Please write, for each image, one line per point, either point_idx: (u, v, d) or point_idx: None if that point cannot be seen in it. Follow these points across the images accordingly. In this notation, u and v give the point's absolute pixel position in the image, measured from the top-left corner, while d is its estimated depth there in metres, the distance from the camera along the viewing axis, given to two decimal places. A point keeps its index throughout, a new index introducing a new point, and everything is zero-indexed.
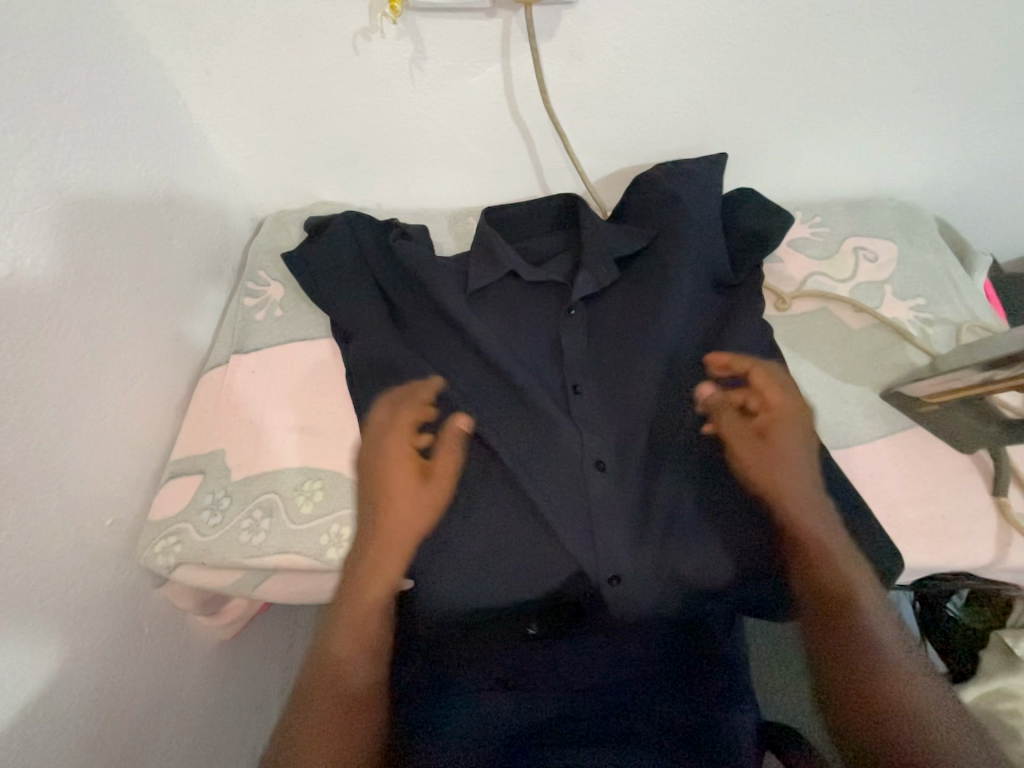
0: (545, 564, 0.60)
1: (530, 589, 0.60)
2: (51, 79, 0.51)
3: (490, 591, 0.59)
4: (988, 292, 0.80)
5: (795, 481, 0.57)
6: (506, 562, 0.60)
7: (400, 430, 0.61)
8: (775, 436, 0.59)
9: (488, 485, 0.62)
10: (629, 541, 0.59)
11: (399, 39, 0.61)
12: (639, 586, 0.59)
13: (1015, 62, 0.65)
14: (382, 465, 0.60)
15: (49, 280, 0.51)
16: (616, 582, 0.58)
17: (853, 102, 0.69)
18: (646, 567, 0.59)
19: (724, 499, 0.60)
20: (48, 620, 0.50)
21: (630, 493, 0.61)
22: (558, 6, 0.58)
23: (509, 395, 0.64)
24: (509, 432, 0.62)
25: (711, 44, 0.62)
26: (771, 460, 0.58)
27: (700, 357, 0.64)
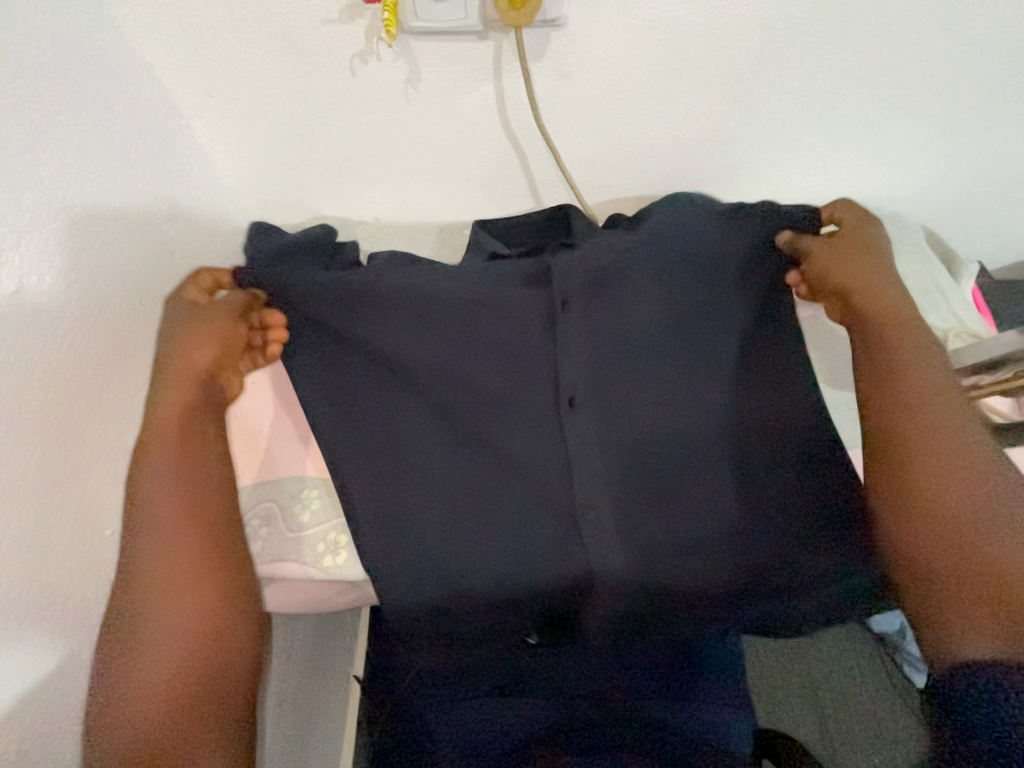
0: (532, 502, 0.60)
1: (515, 544, 0.61)
2: (60, 104, 0.54)
3: (467, 535, 0.60)
4: (975, 299, 0.81)
5: (882, 292, 0.58)
6: (485, 506, 0.61)
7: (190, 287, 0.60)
8: (861, 257, 0.60)
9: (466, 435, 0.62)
10: (607, 472, 0.60)
11: (394, 61, 0.63)
12: (613, 525, 0.59)
13: (991, 75, 0.67)
14: (178, 313, 0.58)
15: (54, 296, 0.52)
16: (590, 514, 0.58)
17: (836, 117, 0.71)
18: (625, 505, 0.60)
19: (689, 440, 0.62)
20: (51, 627, 0.51)
21: (602, 425, 0.61)
22: (546, 29, 0.61)
23: (496, 337, 0.63)
24: (488, 374, 0.63)
25: (696, 62, 0.64)
26: (849, 273, 0.59)
27: (687, 316, 0.64)
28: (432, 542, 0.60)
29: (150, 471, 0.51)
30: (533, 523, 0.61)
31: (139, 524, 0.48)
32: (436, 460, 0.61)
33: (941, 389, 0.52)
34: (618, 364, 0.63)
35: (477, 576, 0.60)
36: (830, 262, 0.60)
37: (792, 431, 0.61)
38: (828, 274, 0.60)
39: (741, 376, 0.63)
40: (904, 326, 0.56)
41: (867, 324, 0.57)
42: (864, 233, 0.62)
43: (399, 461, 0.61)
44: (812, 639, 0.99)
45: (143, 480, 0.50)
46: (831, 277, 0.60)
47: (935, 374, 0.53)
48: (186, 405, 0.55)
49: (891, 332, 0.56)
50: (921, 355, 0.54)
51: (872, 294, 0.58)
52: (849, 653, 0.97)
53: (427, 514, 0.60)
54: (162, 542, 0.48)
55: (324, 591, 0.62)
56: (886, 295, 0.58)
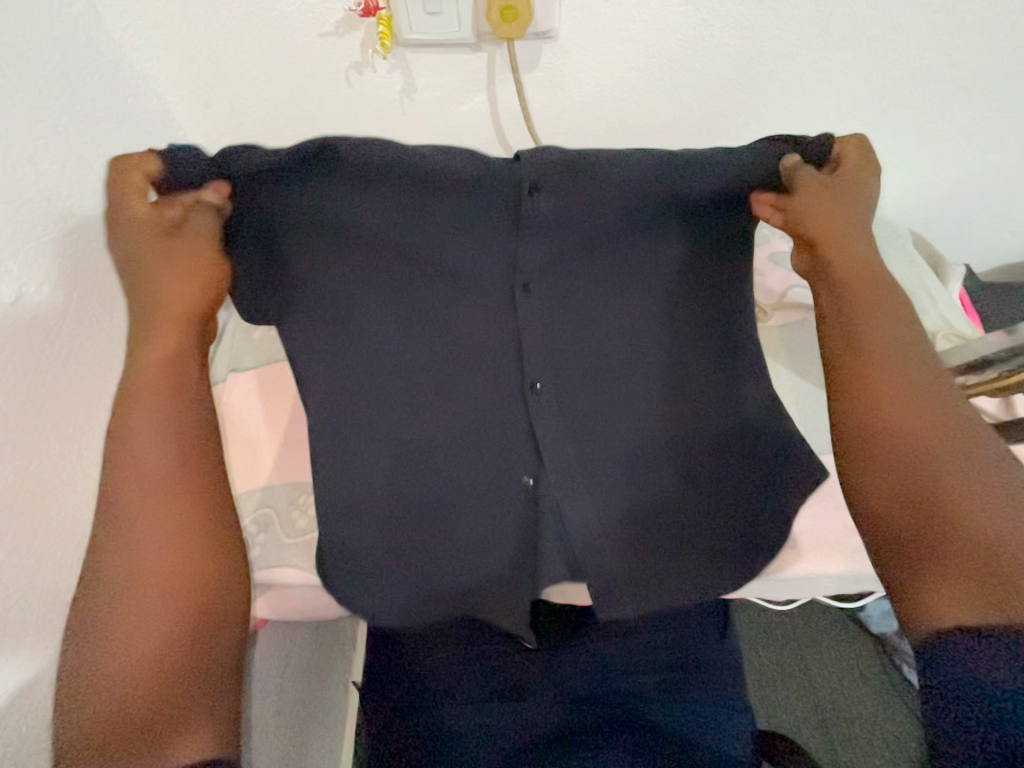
0: (461, 410, 0.48)
1: (466, 452, 0.49)
2: (58, 114, 0.54)
3: (410, 444, 0.49)
4: (963, 302, 0.82)
5: (858, 247, 0.46)
6: (436, 416, 0.49)
7: (132, 184, 0.41)
8: (844, 199, 0.47)
9: (398, 335, 0.47)
10: (554, 371, 0.48)
11: (390, 72, 0.64)
12: (569, 421, 0.49)
13: (973, 83, 0.68)
14: (125, 228, 0.42)
15: (50, 304, 0.53)
16: (538, 391, 0.47)
17: (823, 123, 0.72)
18: (570, 416, 0.49)
19: (678, 305, 0.48)
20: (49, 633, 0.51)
21: (562, 314, 0.47)
22: (539, 41, 0.62)
23: (458, 218, 0.44)
24: (429, 246, 0.44)
25: (684, 72, 0.66)
26: (825, 222, 0.46)
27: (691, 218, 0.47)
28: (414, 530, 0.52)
29: (128, 448, 0.40)
30: (482, 422, 0.49)
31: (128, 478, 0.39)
32: (378, 408, 0.48)
33: (923, 370, 0.42)
34: (606, 224, 0.45)
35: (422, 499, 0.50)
36: (811, 202, 0.46)
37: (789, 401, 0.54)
38: (803, 220, 0.46)
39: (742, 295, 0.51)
40: (880, 289, 0.45)
41: (840, 284, 0.45)
42: (857, 170, 0.48)
43: (351, 415, 0.48)
44: (810, 640, 0.99)
45: (127, 435, 0.40)
46: (807, 223, 0.46)
47: (913, 350, 0.43)
48: (162, 360, 0.42)
49: (871, 296, 0.44)
50: (901, 327, 0.43)
51: (843, 251, 0.46)
52: (846, 653, 0.97)
53: (370, 443, 0.49)
54: (138, 544, 0.38)
55: (322, 596, 0.63)
56: (865, 250, 0.46)
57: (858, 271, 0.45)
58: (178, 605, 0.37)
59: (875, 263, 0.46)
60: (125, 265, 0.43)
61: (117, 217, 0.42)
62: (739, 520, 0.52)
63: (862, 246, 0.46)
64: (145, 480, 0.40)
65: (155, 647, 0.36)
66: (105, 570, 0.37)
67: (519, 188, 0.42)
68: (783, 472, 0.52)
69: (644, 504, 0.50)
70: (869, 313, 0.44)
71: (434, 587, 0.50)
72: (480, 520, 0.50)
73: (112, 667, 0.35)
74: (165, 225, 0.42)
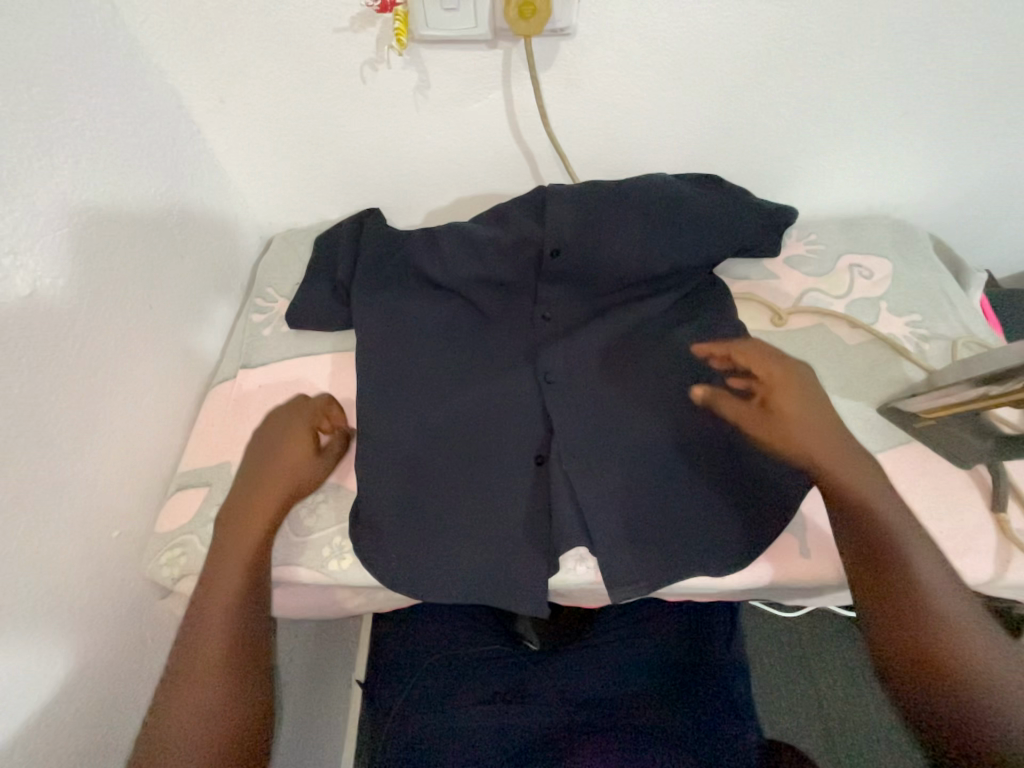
0: (498, 394, 0.64)
1: (488, 419, 0.63)
2: (74, 108, 0.54)
3: (438, 405, 0.64)
4: (982, 308, 0.80)
5: (843, 463, 0.55)
6: (470, 394, 0.64)
7: (297, 412, 0.63)
8: (801, 422, 0.56)
9: (451, 344, 0.67)
10: (567, 359, 0.65)
11: (404, 69, 0.64)
12: (570, 388, 0.64)
13: (1002, 88, 0.66)
14: (270, 451, 0.60)
15: (66, 297, 0.53)
16: (550, 381, 0.64)
17: (843, 125, 0.71)
18: (577, 397, 0.63)
19: (647, 303, 0.67)
20: (53, 628, 0.50)
21: (573, 334, 0.66)
22: (555, 38, 0.61)
23: (490, 257, 0.65)
24: (473, 290, 0.67)
25: (703, 74, 0.65)
26: (794, 441, 0.56)
27: (652, 234, 0.63)
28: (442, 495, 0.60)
29: (212, 601, 0.50)
30: (508, 401, 0.64)
31: (211, 596, 0.50)
32: (433, 392, 0.64)
33: (932, 578, 0.49)
34: (597, 245, 0.63)
35: (450, 439, 0.62)
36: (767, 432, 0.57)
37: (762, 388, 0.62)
38: (777, 440, 0.57)
39: (703, 319, 0.67)
40: (874, 497, 0.53)
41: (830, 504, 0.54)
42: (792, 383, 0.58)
43: (401, 392, 0.64)
44: (815, 646, 0.98)
45: (219, 566, 0.52)
46: (782, 445, 0.56)
47: (919, 552, 0.50)
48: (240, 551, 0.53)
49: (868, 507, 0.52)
50: (902, 530, 0.51)
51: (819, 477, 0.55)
52: (856, 665, 0.96)
53: (411, 410, 0.63)
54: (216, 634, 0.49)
55: (327, 594, 0.62)
56: (856, 466, 0.55)
57: (847, 482, 0.54)
58: (240, 726, 0.46)
59: (864, 472, 0.54)
60: (254, 475, 0.59)
61: (271, 434, 0.62)
62: (726, 486, 0.59)
63: (843, 457, 0.55)
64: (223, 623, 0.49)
65: (220, 741, 0.44)
66: (186, 689, 0.46)
67: (542, 251, 0.65)
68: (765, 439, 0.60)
69: (637, 472, 0.60)
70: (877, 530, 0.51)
71: (442, 521, 0.59)
72: (497, 463, 0.61)
73: (192, 759, 0.43)
74: (314, 443, 0.62)
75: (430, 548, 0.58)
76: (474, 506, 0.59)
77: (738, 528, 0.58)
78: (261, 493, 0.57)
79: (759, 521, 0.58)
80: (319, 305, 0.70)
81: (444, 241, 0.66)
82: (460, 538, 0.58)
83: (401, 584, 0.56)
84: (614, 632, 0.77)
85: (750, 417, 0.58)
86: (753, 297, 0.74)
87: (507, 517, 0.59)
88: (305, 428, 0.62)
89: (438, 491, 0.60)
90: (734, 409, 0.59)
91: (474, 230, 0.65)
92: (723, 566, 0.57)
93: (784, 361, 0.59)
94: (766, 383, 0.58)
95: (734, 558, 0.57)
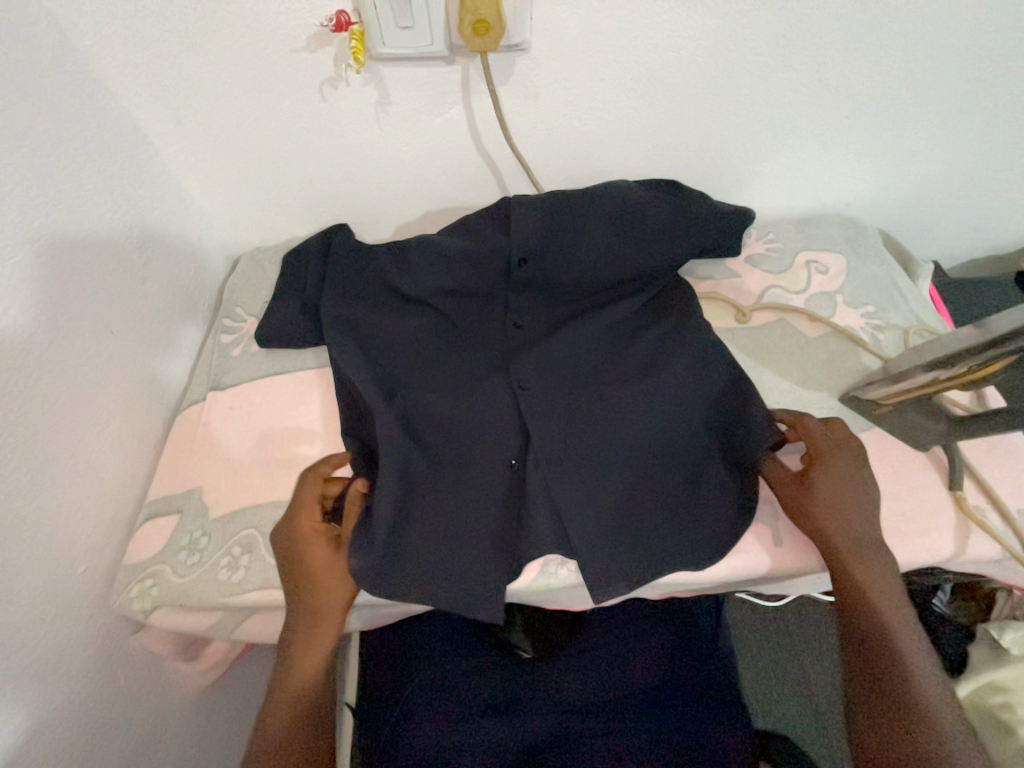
0: (472, 405, 0.65)
1: (465, 429, 0.64)
2: (24, 136, 0.53)
3: (416, 417, 0.64)
4: (932, 298, 0.85)
5: (851, 551, 0.55)
6: (447, 406, 0.65)
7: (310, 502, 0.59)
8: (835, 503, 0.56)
9: (426, 356, 0.67)
10: (540, 364, 0.65)
11: (364, 86, 0.64)
12: (545, 396, 0.64)
13: (936, 91, 0.70)
14: (295, 561, 0.57)
15: (20, 328, 0.51)
16: (523, 387, 0.64)
17: (793, 129, 0.74)
18: (551, 402, 0.64)
19: (615, 306, 0.68)
20: (17, 674, 0.48)
21: (545, 339, 0.67)
22: (511, 53, 0.62)
23: (460, 269, 0.66)
24: (444, 300, 0.67)
25: (655, 84, 0.67)
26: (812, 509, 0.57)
27: (614, 240, 0.64)
28: (421, 509, 0.60)
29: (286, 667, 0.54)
30: (484, 410, 0.65)
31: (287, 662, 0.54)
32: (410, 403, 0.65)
33: (912, 658, 0.50)
34: (563, 252, 0.64)
35: (426, 449, 0.62)
36: (798, 504, 0.58)
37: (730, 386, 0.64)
38: (802, 511, 0.58)
39: (670, 319, 0.69)
40: (871, 581, 0.53)
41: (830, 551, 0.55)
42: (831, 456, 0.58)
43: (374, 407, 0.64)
44: (803, 635, 1.00)
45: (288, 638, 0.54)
46: (804, 518, 0.57)
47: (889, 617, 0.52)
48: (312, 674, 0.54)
49: (869, 595, 0.53)
50: (871, 559, 0.55)
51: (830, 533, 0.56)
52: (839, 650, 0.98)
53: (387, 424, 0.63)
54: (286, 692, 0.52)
55: None
56: (857, 550, 0.55)
57: (845, 563, 0.54)
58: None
59: (869, 556, 0.54)
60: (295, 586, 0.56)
61: (291, 537, 0.57)
62: (699, 482, 0.61)
63: (856, 542, 0.55)
64: (289, 737, 0.50)
65: None
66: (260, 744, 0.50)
67: (509, 263, 0.65)
68: (734, 434, 0.63)
69: (613, 473, 0.61)
70: (870, 617, 0.52)
71: (418, 526, 0.59)
72: (476, 472, 0.61)
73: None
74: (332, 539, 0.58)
75: (405, 549, 0.58)
76: (452, 520, 0.59)
77: (711, 523, 0.59)
78: (312, 608, 0.55)
79: (731, 514, 0.60)
80: (289, 322, 0.70)
81: (413, 254, 0.66)
82: (435, 542, 0.59)
83: (373, 582, 0.57)
84: (608, 634, 0.77)
85: (789, 487, 0.59)
86: (719, 297, 0.76)
87: (486, 522, 0.60)
88: (314, 528, 0.57)
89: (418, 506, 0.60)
90: (777, 477, 0.60)
91: (443, 243, 0.66)
92: (699, 562, 0.58)
93: (832, 442, 0.59)
94: (818, 460, 0.58)
95: (708, 551, 0.58)
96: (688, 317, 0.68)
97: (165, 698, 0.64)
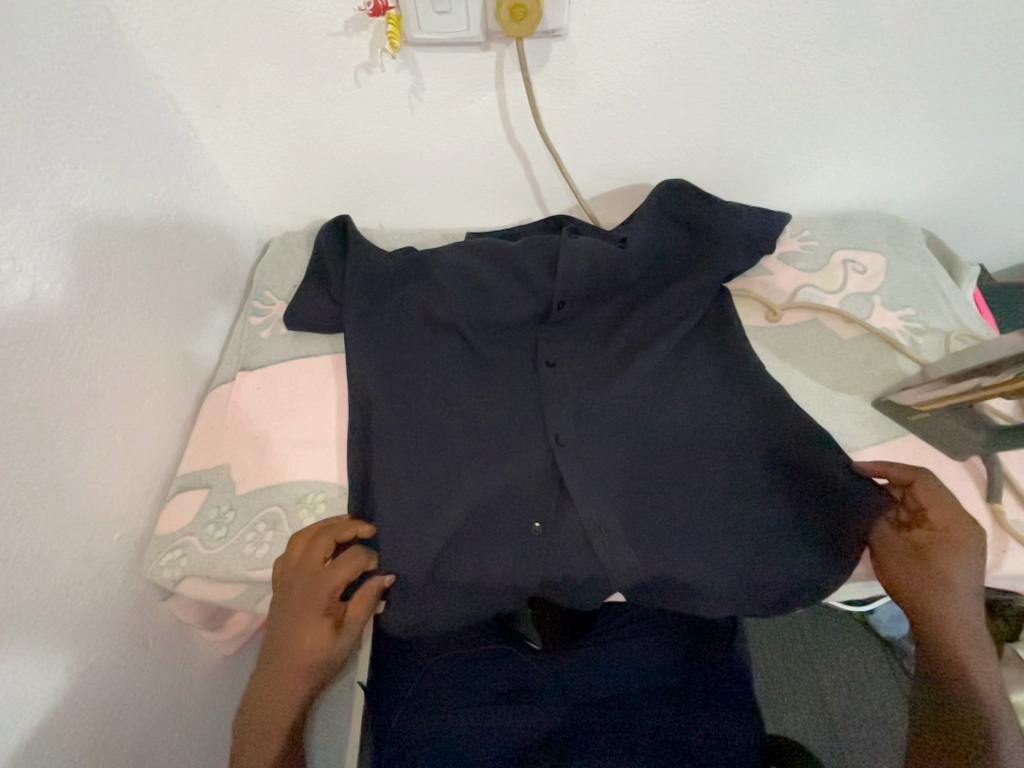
0: (503, 392, 0.68)
1: (489, 416, 0.66)
2: (73, 116, 0.55)
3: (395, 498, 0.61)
4: (976, 302, 0.81)
5: (955, 632, 0.51)
6: (475, 395, 0.67)
7: (327, 580, 0.55)
8: (948, 585, 0.52)
9: (453, 345, 0.69)
10: (574, 363, 0.69)
11: (398, 72, 0.64)
12: (578, 399, 0.66)
13: (995, 83, 0.67)
14: (286, 628, 0.54)
15: (64, 302, 0.53)
16: (550, 365, 0.67)
17: (837, 122, 0.71)
18: (572, 391, 0.66)
19: (642, 312, 0.69)
20: (55, 630, 0.51)
21: (572, 332, 0.70)
22: (548, 39, 0.61)
23: (487, 272, 0.67)
24: (472, 287, 0.67)
25: (694, 71, 0.65)
26: (930, 561, 0.52)
27: (641, 254, 0.67)
28: (445, 492, 0.62)
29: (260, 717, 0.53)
30: (510, 399, 0.67)
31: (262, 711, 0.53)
32: (440, 390, 0.67)
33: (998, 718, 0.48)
34: (594, 266, 0.65)
35: (404, 538, 0.59)
36: (906, 555, 0.54)
37: (758, 386, 0.64)
38: (917, 554, 0.53)
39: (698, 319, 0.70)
40: (966, 640, 0.51)
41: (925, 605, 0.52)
42: (953, 520, 0.53)
43: (397, 393, 0.66)
44: (817, 643, 0.98)
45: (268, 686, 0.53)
46: (920, 563, 0.53)
47: (982, 678, 0.50)
48: (272, 739, 0.52)
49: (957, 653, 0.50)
50: (969, 619, 0.51)
51: (935, 590, 0.52)
52: (855, 659, 0.96)
53: (413, 405, 0.66)
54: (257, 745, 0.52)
55: None
56: (956, 633, 0.51)
57: (943, 620, 0.51)
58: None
59: (972, 640, 0.51)
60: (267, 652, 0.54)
61: (287, 603, 0.55)
62: (741, 506, 0.61)
63: (960, 623, 0.51)
64: None
65: None
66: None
67: (548, 306, 0.68)
68: (773, 456, 0.61)
69: (631, 462, 0.64)
70: (958, 672, 0.50)
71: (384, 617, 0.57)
72: (472, 525, 0.61)
73: None
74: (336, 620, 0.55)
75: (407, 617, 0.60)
76: (478, 505, 0.62)
77: (785, 568, 0.58)
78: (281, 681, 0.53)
79: (748, 525, 0.60)
80: (317, 306, 0.71)
81: (437, 265, 0.67)
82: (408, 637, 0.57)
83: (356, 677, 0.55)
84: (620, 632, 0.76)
85: (899, 559, 0.54)
86: (752, 295, 0.74)
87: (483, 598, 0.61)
88: (324, 605, 0.54)
89: (446, 489, 0.62)
90: (887, 547, 0.55)
91: (469, 247, 0.68)
92: (711, 582, 0.58)
93: (950, 508, 0.54)
94: (935, 531, 0.53)
95: (728, 557, 0.59)
96: (715, 320, 0.69)
97: (190, 662, 0.67)
